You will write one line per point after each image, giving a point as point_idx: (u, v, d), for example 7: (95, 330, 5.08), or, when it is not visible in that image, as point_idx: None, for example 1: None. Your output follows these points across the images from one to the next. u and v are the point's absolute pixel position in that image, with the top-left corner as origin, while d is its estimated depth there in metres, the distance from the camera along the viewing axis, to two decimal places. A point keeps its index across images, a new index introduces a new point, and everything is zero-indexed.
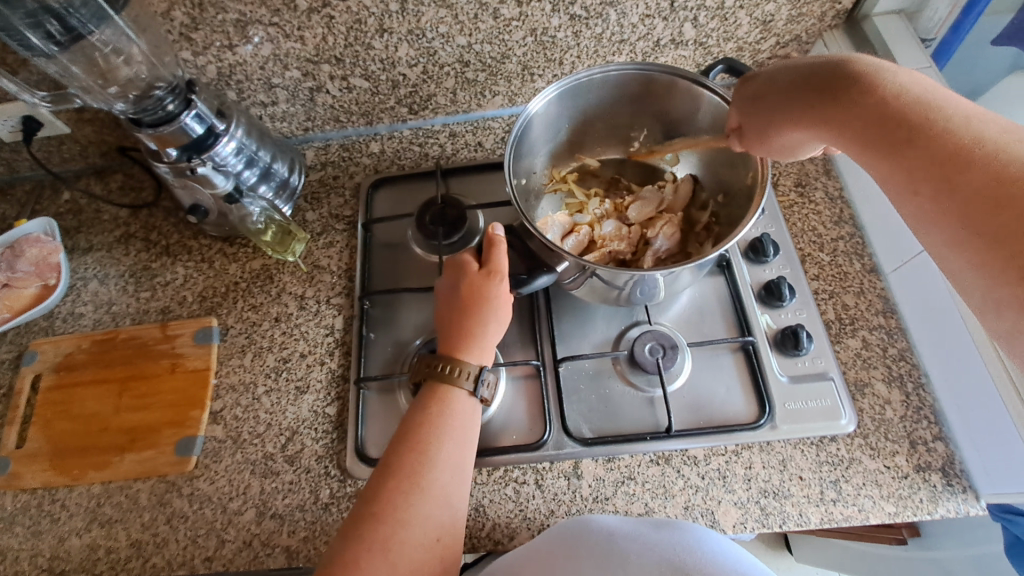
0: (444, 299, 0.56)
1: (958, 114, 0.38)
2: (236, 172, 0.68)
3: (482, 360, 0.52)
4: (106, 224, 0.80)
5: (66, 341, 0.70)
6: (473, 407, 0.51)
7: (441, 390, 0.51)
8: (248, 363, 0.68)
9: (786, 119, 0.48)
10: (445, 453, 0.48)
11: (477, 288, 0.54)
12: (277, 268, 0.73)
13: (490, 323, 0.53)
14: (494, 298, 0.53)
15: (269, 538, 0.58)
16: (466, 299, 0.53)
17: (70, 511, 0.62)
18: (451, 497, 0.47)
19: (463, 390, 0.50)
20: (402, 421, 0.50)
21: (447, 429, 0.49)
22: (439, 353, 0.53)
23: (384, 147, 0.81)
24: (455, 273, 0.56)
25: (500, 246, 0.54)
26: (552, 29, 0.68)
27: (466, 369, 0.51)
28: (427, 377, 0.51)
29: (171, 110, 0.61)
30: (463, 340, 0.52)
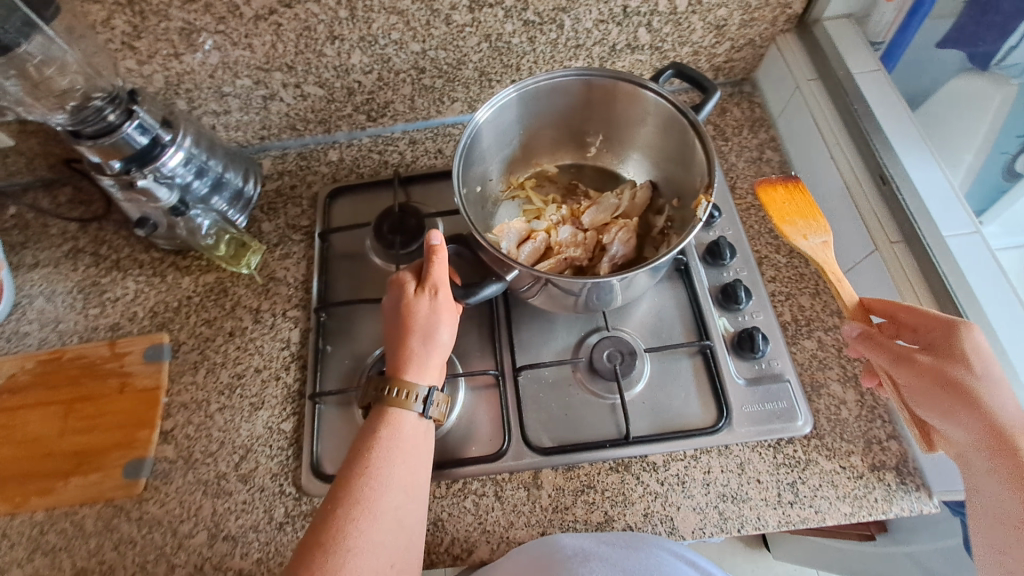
0: (388, 319, 0.55)
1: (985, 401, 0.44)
2: (184, 184, 0.66)
3: (430, 377, 0.52)
4: (54, 238, 0.78)
5: (9, 363, 0.68)
6: (424, 426, 0.51)
7: (389, 414, 0.50)
8: (201, 380, 0.66)
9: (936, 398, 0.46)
10: (395, 474, 0.47)
11: (421, 307, 0.53)
12: (232, 281, 0.71)
13: (437, 340, 0.52)
14: (438, 314, 0.53)
15: (221, 561, 0.56)
16: (410, 318, 0.53)
17: (14, 540, 0.59)
18: (401, 519, 0.46)
19: (411, 411, 0.50)
20: (353, 444, 0.49)
21: (397, 449, 0.48)
22: (386, 375, 0.52)
23: (343, 155, 0.79)
24: (397, 292, 0.54)
25: (438, 257, 0.53)
26: (507, 35, 0.67)
27: (414, 391, 0.50)
28: (375, 401, 0.50)
29: (112, 120, 0.59)
30: (410, 360, 0.51)
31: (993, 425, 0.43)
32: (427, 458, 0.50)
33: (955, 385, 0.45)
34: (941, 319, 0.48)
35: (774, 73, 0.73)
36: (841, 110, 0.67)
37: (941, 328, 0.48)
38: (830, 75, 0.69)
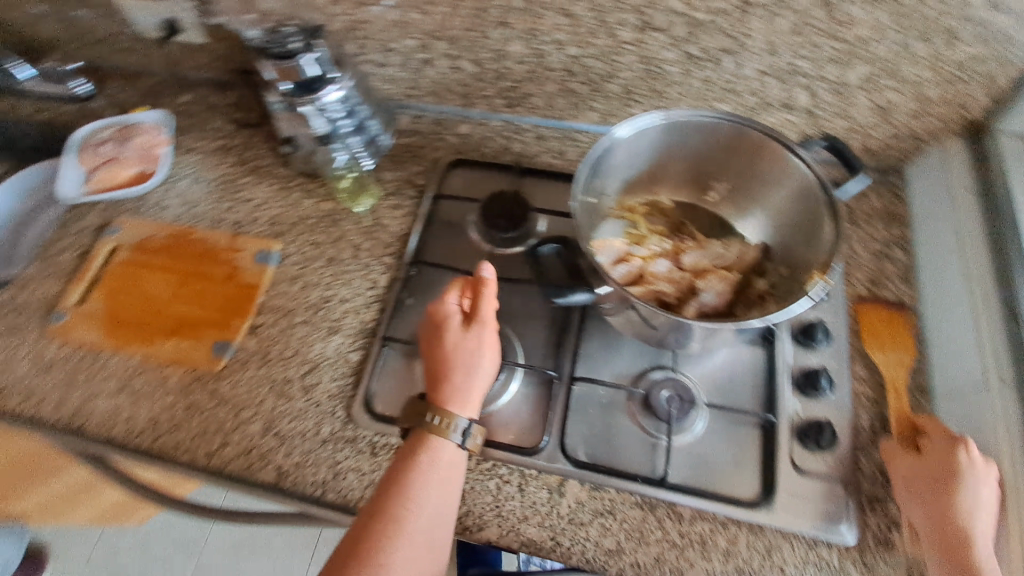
0: (432, 348, 0.59)
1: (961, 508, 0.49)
2: (333, 118, 0.73)
3: (470, 409, 0.56)
4: (211, 132, 0.88)
5: (149, 226, 0.79)
6: (460, 456, 0.55)
7: (429, 440, 0.54)
8: (294, 292, 0.73)
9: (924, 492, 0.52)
10: (430, 499, 0.51)
11: (471, 342, 0.57)
12: (344, 215, 0.78)
13: (480, 375, 0.56)
14: (483, 351, 0.57)
15: (266, 453, 0.62)
16: (456, 351, 0.57)
17: (108, 373, 0.69)
18: (432, 539, 0.51)
19: (450, 441, 0.54)
20: (391, 467, 0.53)
21: (434, 477, 0.52)
22: (427, 401, 0.56)
23: (473, 131, 0.83)
24: (446, 326, 0.59)
25: (488, 293, 0.58)
26: (664, 62, 0.68)
27: (453, 420, 0.54)
28: (417, 426, 0.55)
29: (293, 49, 0.66)
30: (452, 390, 0.56)
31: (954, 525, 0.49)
32: (461, 486, 0.55)
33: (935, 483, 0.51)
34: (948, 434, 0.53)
35: (929, 174, 0.70)
36: (993, 235, 0.63)
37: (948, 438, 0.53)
38: (989, 194, 0.65)
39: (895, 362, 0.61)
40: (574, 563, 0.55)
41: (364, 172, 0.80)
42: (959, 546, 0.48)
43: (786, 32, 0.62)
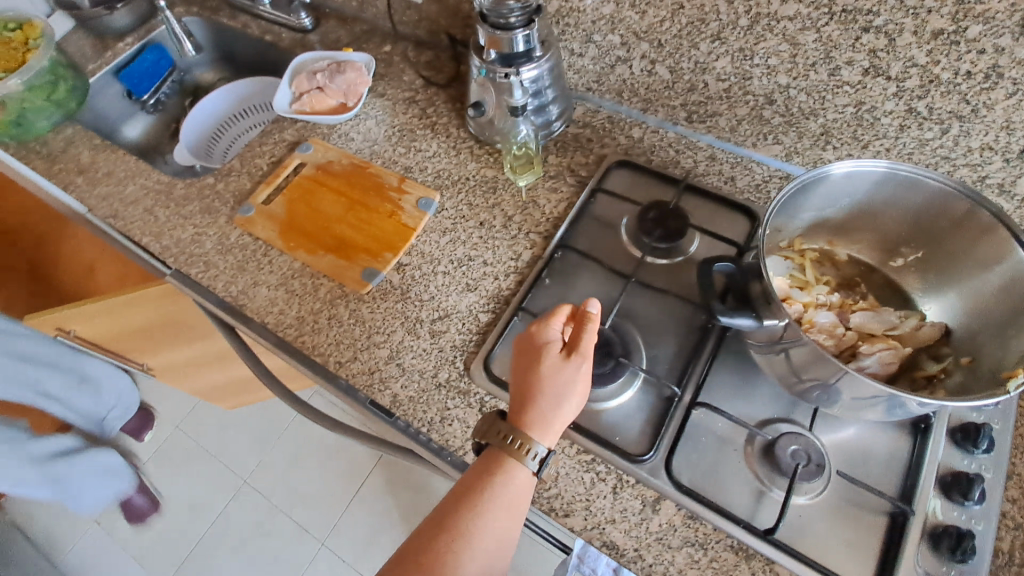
0: (521, 369, 0.57)
1: None
2: (523, 94, 0.77)
3: (550, 439, 0.54)
4: (403, 82, 0.95)
5: (334, 151, 0.87)
6: (531, 482, 0.54)
7: (505, 461, 0.53)
8: (443, 243, 0.77)
9: None
10: (495, 522, 0.51)
11: (564, 373, 0.55)
12: (504, 185, 0.82)
13: (567, 408, 0.54)
14: (574, 386, 0.55)
15: (386, 379, 0.67)
16: (546, 379, 0.55)
17: (272, 269, 0.77)
18: (490, 561, 0.51)
19: (524, 466, 0.53)
20: (462, 479, 0.54)
21: (505, 500, 0.52)
22: (507, 421, 0.55)
23: (644, 136, 0.84)
24: (541, 350, 0.57)
25: (592, 328, 0.55)
26: (879, 112, 0.65)
27: (531, 445, 0.53)
28: (495, 443, 0.54)
29: (511, 22, 0.71)
30: (536, 417, 0.54)
31: None
32: (524, 515, 0.54)
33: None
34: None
35: None
36: None
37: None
38: None
39: None
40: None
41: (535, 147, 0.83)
42: None
43: None
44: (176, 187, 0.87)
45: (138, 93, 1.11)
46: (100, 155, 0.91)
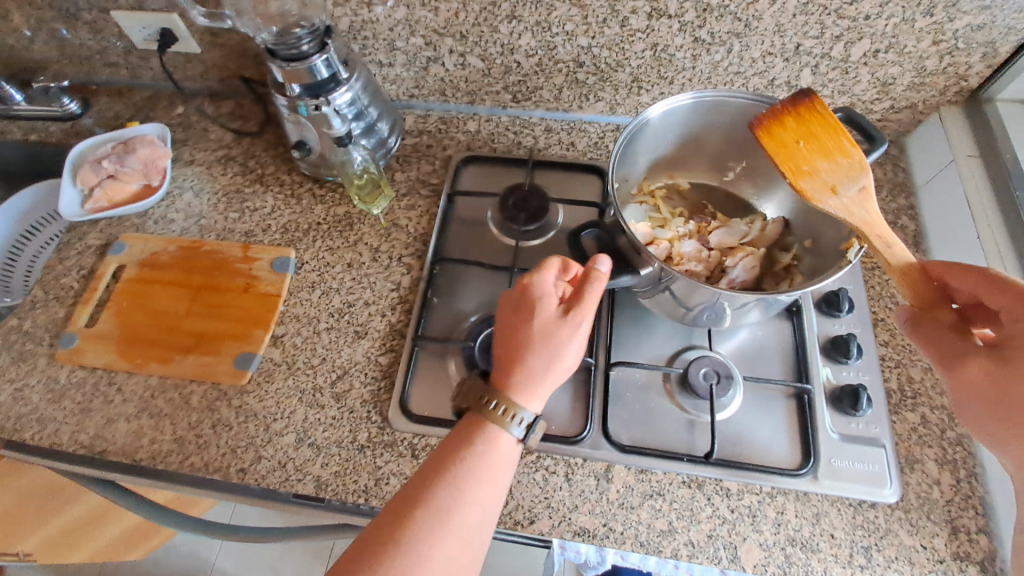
0: (513, 324, 0.54)
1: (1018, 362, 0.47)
2: (345, 120, 0.72)
3: (538, 404, 0.51)
4: (210, 142, 0.86)
5: (154, 241, 0.76)
6: (514, 452, 0.51)
7: (489, 427, 0.50)
8: (315, 299, 0.71)
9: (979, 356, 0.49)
10: (477, 494, 0.47)
11: (556, 329, 0.52)
12: (359, 218, 0.77)
13: (554, 371, 0.52)
14: (569, 343, 0.52)
15: (303, 464, 0.61)
16: (539, 338, 0.52)
17: (125, 396, 0.66)
18: (471, 541, 0.46)
19: (509, 434, 0.49)
20: (440, 446, 0.50)
21: (488, 468, 0.48)
22: (494, 382, 0.52)
23: (480, 127, 0.84)
24: (535, 302, 0.53)
25: (597, 286, 0.52)
26: (673, 48, 0.71)
27: (516, 413, 0.50)
28: (474, 410, 0.51)
29: (305, 50, 0.66)
30: (523, 379, 0.51)
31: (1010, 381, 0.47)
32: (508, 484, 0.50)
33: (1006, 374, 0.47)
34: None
35: (930, 141, 0.72)
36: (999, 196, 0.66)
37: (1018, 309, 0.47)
38: (992, 158, 0.68)
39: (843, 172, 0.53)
40: (630, 548, 0.54)
41: (377, 170, 0.78)
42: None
43: (793, 13, 0.64)
44: None
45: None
46: None
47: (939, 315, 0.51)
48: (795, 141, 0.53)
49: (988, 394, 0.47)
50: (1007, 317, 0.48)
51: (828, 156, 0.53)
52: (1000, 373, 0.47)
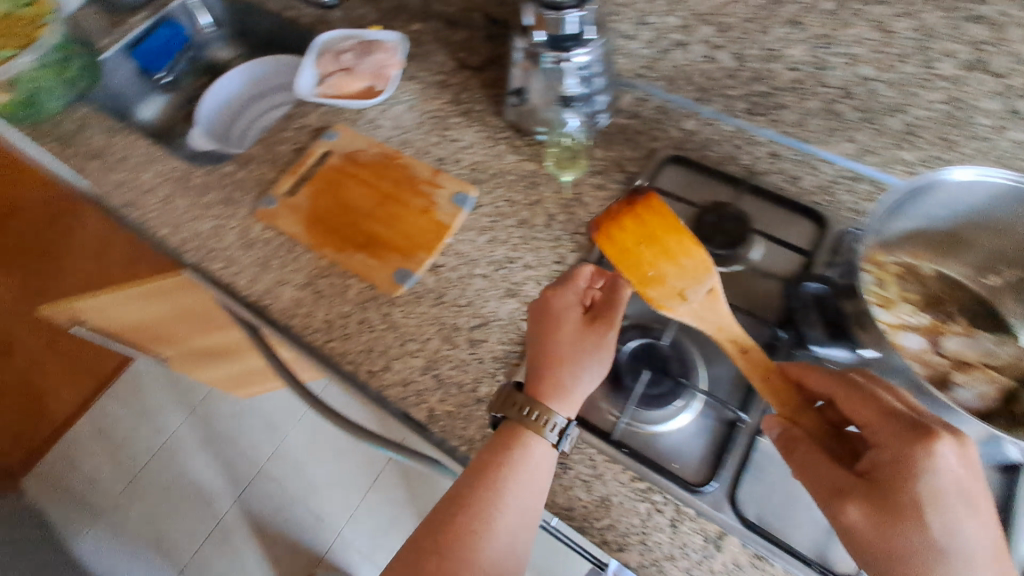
0: (540, 338, 0.56)
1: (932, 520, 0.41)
2: (570, 82, 0.71)
3: (568, 408, 0.53)
4: (434, 65, 0.89)
5: (362, 140, 0.81)
6: (552, 458, 0.52)
7: (523, 435, 0.52)
8: (480, 243, 0.72)
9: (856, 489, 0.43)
10: (515, 500, 0.50)
11: (586, 337, 0.54)
12: (545, 180, 0.76)
13: (588, 380, 0.54)
14: (591, 353, 0.54)
15: (422, 391, 0.62)
16: (565, 347, 0.54)
17: (298, 266, 0.72)
18: (513, 541, 0.49)
19: (543, 438, 0.52)
20: (479, 458, 0.53)
21: (524, 477, 0.51)
22: (523, 392, 0.54)
23: (700, 129, 0.77)
24: (556, 320, 0.56)
25: (621, 299, 0.56)
26: (977, 109, 0.61)
27: (550, 417, 0.52)
28: (511, 416, 0.53)
29: (563, 2, 0.63)
30: (554, 387, 0.53)
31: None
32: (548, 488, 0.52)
33: (890, 522, 0.41)
34: (895, 429, 0.43)
35: None
36: None
37: (881, 428, 0.44)
38: None
39: (687, 274, 0.53)
40: None
41: (575, 142, 0.77)
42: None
43: None
44: (192, 175, 0.81)
45: (153, 70, 1.06)
46: (115, 140, 0.86)
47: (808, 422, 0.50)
48: (636, 245, 0.53)
49: (870, 544, 0.42)
50: (870, 434, 0.45)
51: (671, 259, 0.53)
52: (879, 516, 0.42)
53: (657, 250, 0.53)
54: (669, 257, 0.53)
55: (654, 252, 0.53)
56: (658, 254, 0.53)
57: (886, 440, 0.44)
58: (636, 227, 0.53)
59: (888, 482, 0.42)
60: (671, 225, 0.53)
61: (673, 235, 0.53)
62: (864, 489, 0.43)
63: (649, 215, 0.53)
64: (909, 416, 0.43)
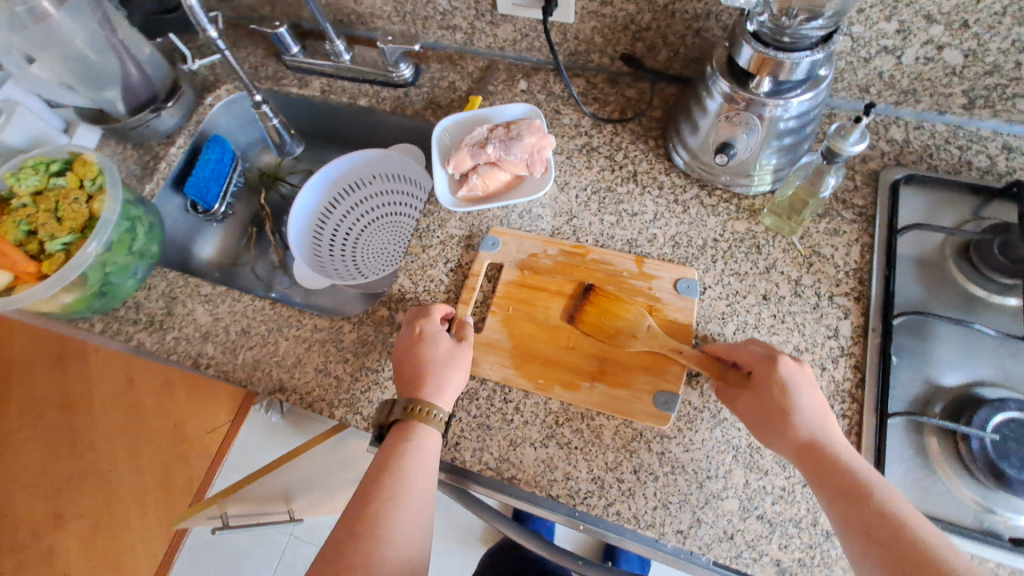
0: (407, 351, 0.60)
1: (800, 413, 0.51)
2: (782, 131, 0.59)
3: (446, 401, 0.58)
4: (566, 127, 0.76)
5: (531, 241, 0.68)
6: (439, 443, 0.57)
7: (413, 427, 0.56)
8: (730, 335, 0.61)
9: (752, 401, 0.53)
10: (418, 477, 0.54)
11: (447, 345, 0.60)
12: (767, 240, 0.66)
13: (456, 374, 0.59)
14: (461, 356, 0.60)
15: (755, 541, 0.54)
16: (434, 355, 0.59)
17: (525, 419, 0.61)
18: (421, 517, 0.53)
19: (433, 428, 0.56)
20: (376, 458, 0.55)
21: (418, 460, 0.54)
22: (404, 397, 0.58)
23: (910, 137, 0.68)
24: (426, 338, 0.60)
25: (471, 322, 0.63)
26: None
27: (432, 409, 0.56)
28: (400, 417, 0.56)
29: (790, 43, 0.53)
30: (430, 384, 0.58)
31: (801, 436, 0.50)
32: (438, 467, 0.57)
33: (772, 415, 0.52)
34: (757, 353, 0.54)
35: None
36: None
37: (759, 361, 0.54)
38: None
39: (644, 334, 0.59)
40: None
41: (761, 188, 0.67)
42: (826, 461, 0.48)
43: None
44: (342, 333, 0.67)
45: (207, 203, 0.86)
46: (221, 311, 0.70)
47: (732, 378, 0.56)
48: (597, 318, 0.61)
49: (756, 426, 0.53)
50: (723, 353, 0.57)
51: (615, 315, 0.61)
52: (762, 412, 0.52)
53: (607, 314, 0.61)
54: (617, 316, 0.60)
55: (595, 318, 0.61)
56: (608, 317, 0.61)
57: (753, 361, 0.54)
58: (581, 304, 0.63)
59: (761, 386, 0.53)
60: (605, 296, 0.62)
61: (621, 305, 0.61)
62: (752, 398, 0.53)
63: (596, 294, 0.62)
64: (756, 351, 0.55)
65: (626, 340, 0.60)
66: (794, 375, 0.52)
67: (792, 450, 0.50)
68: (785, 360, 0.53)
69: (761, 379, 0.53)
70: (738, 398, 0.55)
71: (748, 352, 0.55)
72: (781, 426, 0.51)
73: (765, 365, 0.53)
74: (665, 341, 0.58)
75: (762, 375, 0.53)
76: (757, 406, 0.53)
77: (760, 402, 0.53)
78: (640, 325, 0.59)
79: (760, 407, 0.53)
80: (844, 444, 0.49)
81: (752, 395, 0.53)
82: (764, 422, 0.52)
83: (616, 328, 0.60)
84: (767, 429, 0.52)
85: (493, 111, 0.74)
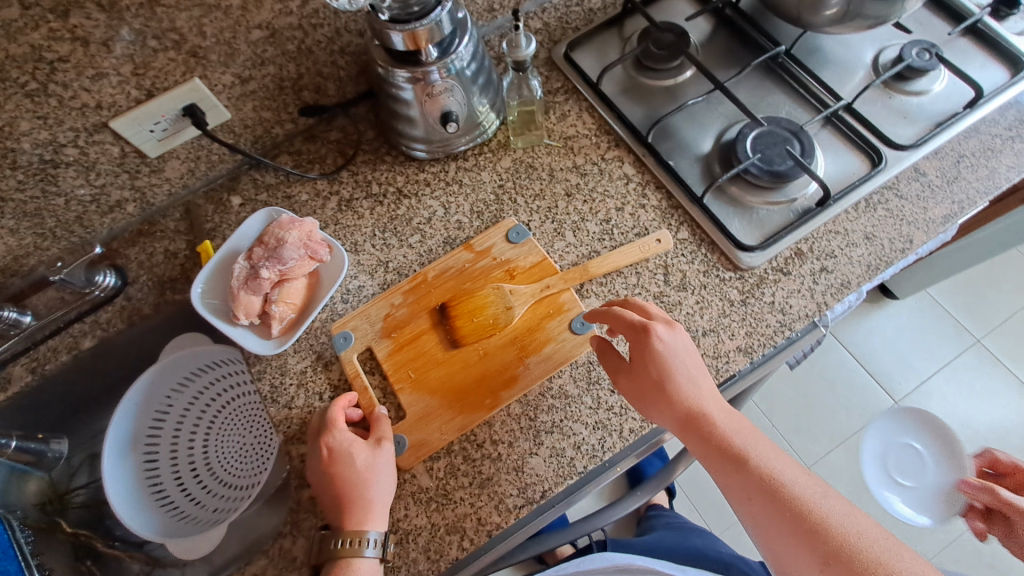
0: (320, 482, 0.55)
1: (676, 376, 0.55)
2: (470, 75, 0.64)
3: (376, 521, 0.53)
4: (310, 202, 0.71)
5: (374, 308, 0.64)
6: (379, 567, 0.53)
7: (342, 563, 0.52)
8: (574, 240, 0.67)
9: (628, 373, 0.57)
10: None
11: (361, 457, 0.55)
12: (533, 156, 0.72)
13: (379, 483, 0.54)
14: (381, 463, 0.55)
15: (717, 350, 0.61)
16: (348, 474, 0.54)
17: (508, 441, 0.59)
18: None
19: (364, 556, 0.52)
20: None
21: None
22: (330, 531, 0.54)
23: (546, 20, 0.78)
24: (334, 460, 0.55)
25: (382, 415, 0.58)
26: None
27: (362, 536, 0.52)
28: (329, 553, 0.53)
29: (422, 7, 0.56)
30: (353, 508, 0.53)
31: (676, 402, 0.54)
32: None
33: (649, 385, 0.55)
34: (632, 326, 0.57)
35: None
36: None
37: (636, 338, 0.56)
38: None
39: (511, 299, 0.62)
40: (982, 201, 0.65)
41: (493, 126, 0.72)
42: (698, 423, 0.54)
43: None
44: (289, 550, 0.57)
45: None
46: None
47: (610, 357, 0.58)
48: (472, 321, 0.61)
49: (636, 397, 0.56)
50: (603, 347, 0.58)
51: (482, 307, 0.62)
52: (640, 388, 0.56)
53: (476, 312, 0.62)
54: (482, 306, 0.62)
55: (469, 323, 0.61)
56: (478, 313, 0.62)
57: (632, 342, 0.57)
58: (448, 325, 0.62)
59: (641, 362, 0.56)
60: (461, 299, 0.62)
61: (477, 295, 0.62)
62: (630, 373, 0.57)
63: (453, 305, 0.62)
64: (632, 320, 0.57)
65: (507, 314, 0.61)
66: (670, 339, 0.56)
67: (667, 414, 0.55)
68: (660, 330, 0.56)
69: (639, 354, 0.56)
70: (620, 383, 0.58)
71: (625, 326, 0.57)
72: (661, 397, 0.55)
73: (645, 342, 0.56)
74: (528, 291, 0.62)
75: (643, 349, 0.56)
76: (634, 382, 0.56)
77: (637, 376, 0.56)
78: (501, 295, 0.62)
79: (638, 378, 0.56)
80: (709, 397, 0.55)
81: (628, 370, 0.57)
82: (642, 394, 0.56)
83: (490, 317, 0.61)
84: (646, 399, 0.56)
85: (232, 241, 0.65)
